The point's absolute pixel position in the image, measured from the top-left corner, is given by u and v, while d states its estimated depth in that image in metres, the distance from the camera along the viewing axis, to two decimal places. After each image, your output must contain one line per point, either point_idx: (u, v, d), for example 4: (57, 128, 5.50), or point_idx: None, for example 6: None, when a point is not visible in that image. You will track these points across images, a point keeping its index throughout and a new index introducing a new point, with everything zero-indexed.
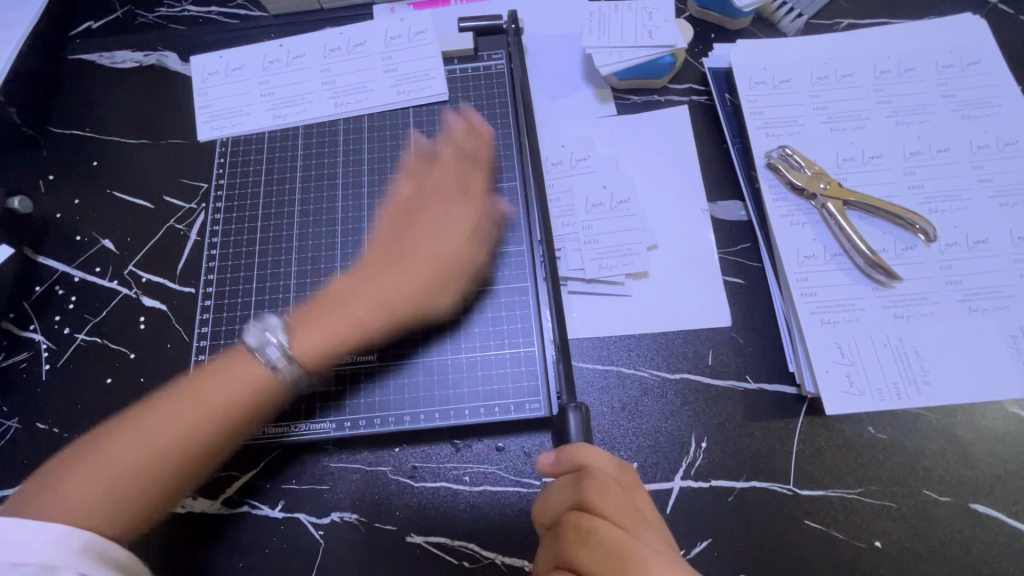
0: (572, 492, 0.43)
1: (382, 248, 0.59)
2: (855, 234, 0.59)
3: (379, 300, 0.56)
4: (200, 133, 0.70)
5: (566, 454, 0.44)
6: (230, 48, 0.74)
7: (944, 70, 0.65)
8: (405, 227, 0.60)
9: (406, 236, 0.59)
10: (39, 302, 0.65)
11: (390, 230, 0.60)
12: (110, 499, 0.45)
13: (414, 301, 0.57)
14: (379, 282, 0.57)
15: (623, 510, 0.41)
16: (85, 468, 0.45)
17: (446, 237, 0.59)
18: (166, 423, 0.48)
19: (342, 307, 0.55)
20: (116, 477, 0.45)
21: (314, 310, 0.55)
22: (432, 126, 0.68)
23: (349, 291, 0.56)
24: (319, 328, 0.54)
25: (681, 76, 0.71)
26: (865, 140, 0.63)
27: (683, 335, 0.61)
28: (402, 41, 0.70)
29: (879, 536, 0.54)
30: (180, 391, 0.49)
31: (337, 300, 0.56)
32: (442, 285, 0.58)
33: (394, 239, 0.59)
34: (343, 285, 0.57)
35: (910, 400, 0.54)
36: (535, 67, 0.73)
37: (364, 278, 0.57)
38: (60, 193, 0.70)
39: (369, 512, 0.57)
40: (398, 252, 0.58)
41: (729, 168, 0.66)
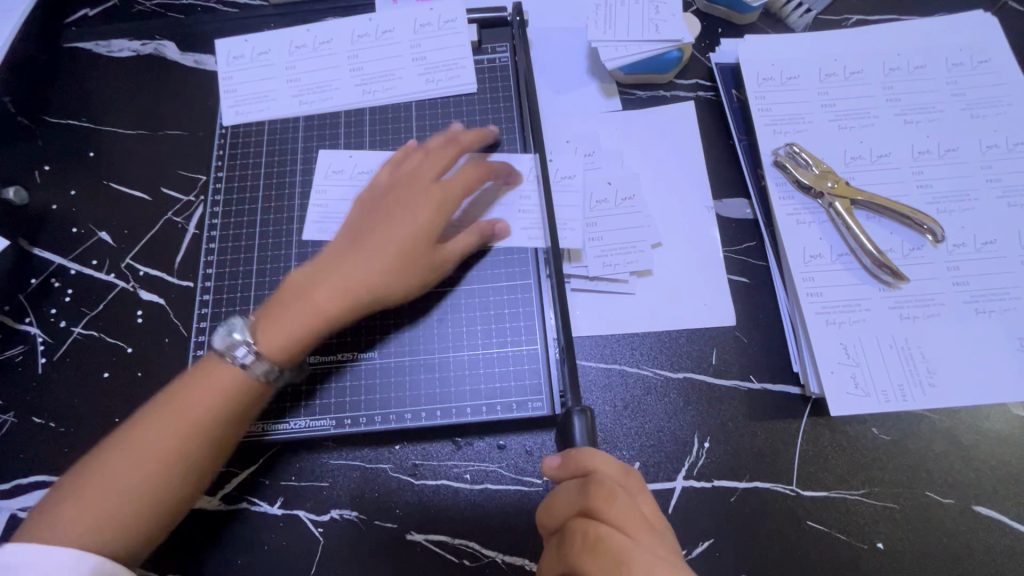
0: (579, 497, 0.42)
1: (349, 236, 0.56)
2: (862, 233, 0.58)
3: (343, 286, 0.53)
4: (224, 118, 0.68)
5: (574, 458, 0.44)
6: (256, 32, 0.71)
7: (953, 69, 0.64)
8: (373, 214, 0.57)
9: (369, 224, 0.56)
10: (35, 294, 0.65)
11: (358, 220, 0.57)
12: (101, 528, 0.45)
13: (369, 285, 0.53)
14: (337, 268, 0.53)
15: (631, 518, 0.40)
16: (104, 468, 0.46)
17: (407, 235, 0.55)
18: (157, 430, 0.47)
19: (304, 297, 0.52)
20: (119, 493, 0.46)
21: (279, 298, 0.53)
22: (435, 119, 0.67)
23: (312, 281, 0.53)
24: (283, 318, 0.51)
25: (687, 71, 0.70)
26: (873, 138, 0.62)
27: (687, 335, 0.60)
28: (431, 28, 0.68)
29: (881, 538, 0.53)
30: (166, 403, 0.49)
31: (299, 290, 0.53)
32: (407, 272, 0.55)
33: (361, 231, 0.56)
34: (304, 277, 0.54)
35: (915, 402, 0.53)
36: (540, 61, 0.72)
37: (324, 268, 0.54)
38: (55, 184, 0.69)
39: (369, 509, 0.56)
40: (354, 241, 0.55)
41: (735, 165, 0.66)
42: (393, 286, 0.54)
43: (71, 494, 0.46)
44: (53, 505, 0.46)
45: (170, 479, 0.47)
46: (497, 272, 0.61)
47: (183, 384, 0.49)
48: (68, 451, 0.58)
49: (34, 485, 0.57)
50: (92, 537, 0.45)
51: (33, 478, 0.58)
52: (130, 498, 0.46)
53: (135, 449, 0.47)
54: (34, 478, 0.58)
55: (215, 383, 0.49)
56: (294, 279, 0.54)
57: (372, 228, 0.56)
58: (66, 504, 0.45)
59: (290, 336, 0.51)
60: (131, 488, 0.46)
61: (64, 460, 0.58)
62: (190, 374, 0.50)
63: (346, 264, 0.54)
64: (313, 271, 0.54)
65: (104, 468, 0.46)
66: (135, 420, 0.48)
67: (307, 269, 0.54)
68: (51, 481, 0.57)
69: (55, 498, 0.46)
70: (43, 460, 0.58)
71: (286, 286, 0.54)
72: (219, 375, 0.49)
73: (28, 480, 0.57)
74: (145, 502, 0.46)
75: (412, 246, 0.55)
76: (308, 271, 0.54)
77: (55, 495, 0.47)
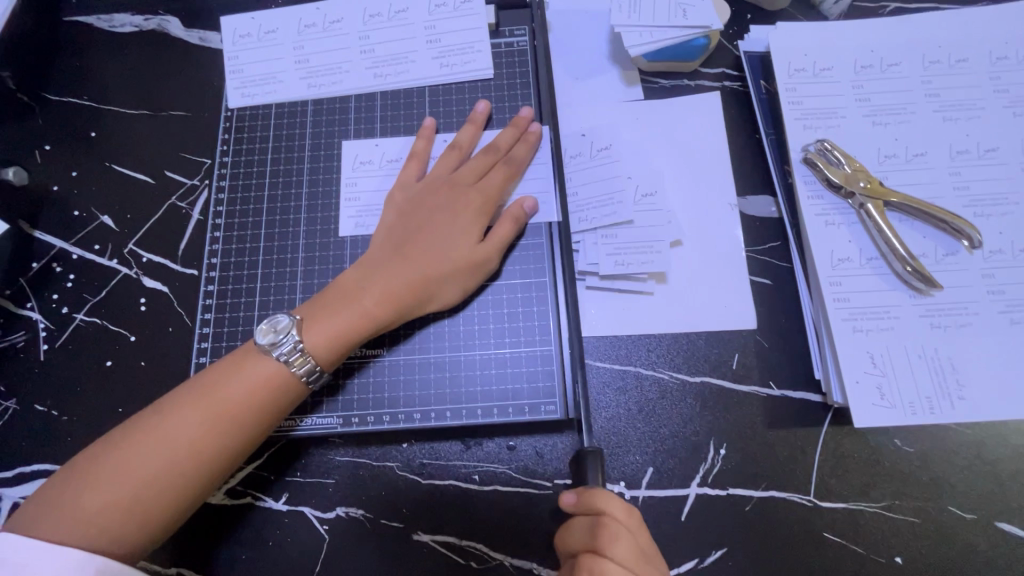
0: (586, 535, 0.42)
1: (389, 238, 0.56)
2: (895, 237, 0.56)
3: (389, 293, 0.53)
4: (229, 100, 0.66)
5: (580, 495, 0.43)
6: (262, 9, 0.68)
7: (998, 62, 0.61)
8: (415, 216, 0.57)
9: (413, 228, 0.56)
10: (36, 279, 0.63)
11: (397, 221, 0.57)
12: (115, 523, 0.44)
13: (415, 291, 0.54)
14: (386, 272, 0.54)
15: (634, 557, 0.40)
16: (130, 458, 0.46)
17: (451, 242, 0.55)
18: (189, 428, 0.47)
19: (352, 302, 0.52)
20: (145, 486, 0.45)
21: (325, 299, 0.53)
22: (448, 105, 0.64)
23: (360, 284, 0.53)
24: (334, 319, 0.51)
25: (714, 59, 0.67)
26: (909, 136, 0.59)
27: (706, 337, 0.58)
28: (446, 9, 0.65)
29: (900, 552, 0.52)
30: (197, 399, 0.48)
31: (346, 294, 0.53)
32: (454, 278, 0.55)
33: (403, 233, 0.56)
34: (351, 280, 0.54)
35: (943, 415, 0.52)
36: (559, 46, 0.69)
37: (370, 272, 0.54)
38: (56, 165, 0.67)
39: (375, 508, 0.55)
40: (399, 245, 0.55)
41: (761, 161, 0.63)
42: (438, 292, 0.55)
43: (89, 481, 0.45)
44: (64, 491, 0.45)
45: (189, 475, 0.46)
46: (511, 267, 0.59)
47: (220, 381, 0.49)
48: (70, 441, 0.57)
49: (36, 474, 0.56)
50: (105, 533, 0.44)
51: (36, 467, 0.57)
52: (156, 493, 0.46)
53: (156, 443, 0.46)
54: (36, 467, 0.57)
55: (242, 382, 0.49)
56: (339, 283, 0.54)
57: (416, 233, 0.56)
58: (78, 493, 0.45)
59: (336, 342, 0.51)
60: (152, 488, 0.45)
61: (65, 449, 0.57)
62: (228, 370, 0.50)
63: (394, 269, 0.54)
64: (367, 271, 0.54)
65: (120, 457, 0.46)
66: (160, 413, 0.48)
67: (355, 271, 0.54)
68: (52, 470, 0.56)
69: (67, 485, 0.45)
70: (44, 449, 0.57)
71: (333, 288, 0.54)
72: (250, 371, 0.49)
73: (30, 469, 0.57)
74: (162, 499, 0.46)
75: (457, 253, 0.55)
76: (354, 275, 0.54)
77: (65, 481, 0.46)
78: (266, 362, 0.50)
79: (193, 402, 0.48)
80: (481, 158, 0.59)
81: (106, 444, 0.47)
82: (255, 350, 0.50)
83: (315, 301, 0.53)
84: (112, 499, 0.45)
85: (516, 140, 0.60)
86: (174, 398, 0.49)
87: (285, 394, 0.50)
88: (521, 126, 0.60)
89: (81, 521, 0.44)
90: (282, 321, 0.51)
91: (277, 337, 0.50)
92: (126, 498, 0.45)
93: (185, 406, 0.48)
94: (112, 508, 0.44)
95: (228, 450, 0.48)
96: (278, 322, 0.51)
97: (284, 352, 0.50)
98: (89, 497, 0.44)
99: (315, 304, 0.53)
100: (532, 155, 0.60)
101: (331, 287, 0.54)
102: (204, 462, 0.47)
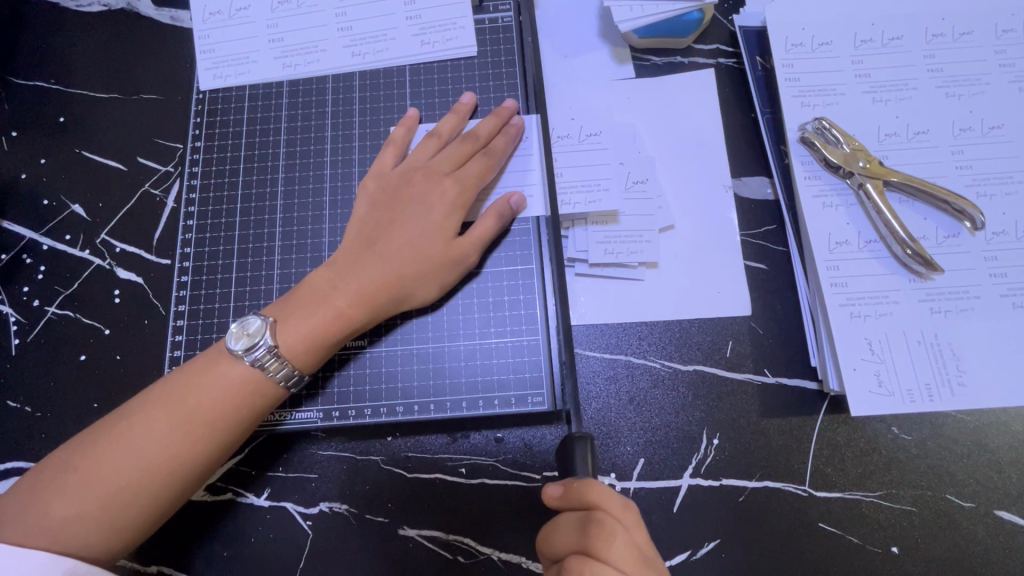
0: (577, 535, 0.39)
1: (363, 232, 0.54)
2: (894, 219, 0.54)
3: (365, 292, 0.51)
4: (201, 82, 0.63)
5: (574, 492, 0.41)
6: None
7: (1003, 35, 0.58)
8: (389, 210, 0.54)
9: (386, 223, 0.54)
10: (6, 272, 0.61)
11: (371, 214, 0.55)
12: (85, 530, 0.43)
13: (392, 289, 0.51)
14: (358, 271, 0.51)
15: (630, 558, 0.38)
16: (99, 463, 0.44)
17: (426, 236, 0.53)
18: (161, 432, 0.45)
19: (326, 302, 0.50)
20: (114, 492, 0.44)
21: (295, 299, 0.51)
22: (431, 85, 0.61)
23: (333, 284, 0.51)
24: (307, 320, 0.49)
25: (707, 35, 0.64)
26: (910, 113, 0.57)
27: (699, 325, 0.56)
28: None
29: (896, 542, 0.51)
30: (169, 402, 0.46)
31: (319, 294, 0.51)
32: (431, 276, 0.53)
33: (377, 227, 0.54)
34: (325, 279, 0.51)
35: (942, 402, 0.50)
36: (546, 22, 0.66)
37: (344, 269, 0.52)
38: (24, 152, 0.64)
39: (360, 503, 0.54)
40: (372, 240, 0.53)
41: (757, 140, 0.61)
42: (415, 290, 0.52)
43: (57, 486, 0.44)
44: (31, 498, 0.44)
45: (161, 480, 0.45)
46: (496, 255, 0.57)
47: (194, 384, 0.47)
48: (44, 438, 0.55)
49: (9, 472, 0.55)
50: (75, 540, 0.43)
51: (10, 465, 0.55)
52: (126, 499, 0.44)
53: (126, 446, 0.45)
54: (10, 465, 0.55)
55: (216, 385, 0.47)
56: (309, 282, 0.52)
57: (390, 228, 0.53)
58: (46, 500, 0.43)
59: (311, 345, 0.49)
60: (121, 495, 0.44)
61: (39, 446, 0.55)
62: (201, 372, 0.48)
63: (367, 267, 0.52)
64: (341, 268, 0.52)
65: (88, 461, 0.44)
66: (131, 416, 0.46)
67: (327, 270, 0.52)
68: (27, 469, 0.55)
69: (36, 490, 0.44)
70: (18, 447, 0.55)
71: (305, 286, 0.51)
72: (222, 373, 0.47)
73: (3, 467, 0.55)
74: (133, 506, 0.44)
75: (432, 248, 0.53)
76: (327, 273, 0.52)
77: (33, 486, 0.44)
78: (238, 365, 0.48)
79: (165, 406, 0.46)
80: (460, 144, 0.56)
81: (75, 448, 0.46)
82: (227, 354, 0.48)
83: (284, 300, 0.51)
84: (79, 506, 0.43)
85: (496, 128, 0.57)
86: (144, 399, 0.47)
87: (262, 395, 0.48)
88: (502, 117, 0.58)
89: (51, 527, 0.43)
90: (254, 324, 0.49)
91: (252, 341, 0.48)
92: (94, 504, 0.43)
93: (156, 411, 0.46)
94: (81, 514, 0.43)
95: (201, 453, 0.46)
96: (250, 324, 0.48)
97: (259, 357, 0.48)
98: (58, 503, 0.43)
99: (287, 303, 0.51)
100: (513, 148, 0.57)
101: (302, 285, 0.52)
102: (177, 467, 0.45)
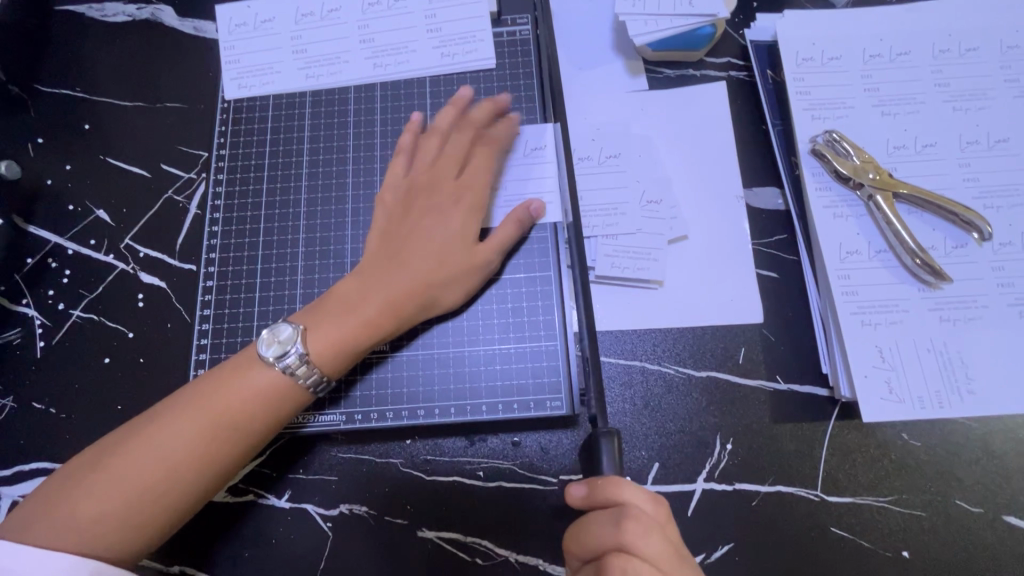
0: (609, 532, 0.40)
1: (387, 242, 0.55)
2: (904, 230, 0.55)
3: (391, 300, 0.52)
4: (226, 91, 0.64)
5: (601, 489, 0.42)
6: None
7: (1008, 51, 0.60)
8: (412, 219, 0.55)
9: (408, 233, 0.55)
10: (32, 275, 0.62)
11: (394, 224, 0.56)
12: (113, 529, 0.44)
13: (418, 297, 0.53)
14: (384, 279, 0.53)
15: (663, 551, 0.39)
16: (127, 464, 0.45)
17: (448, 244, 0.54)
18: (188, 435, 0.46)
19: (354, 310, 0.51)
20: (142, 492, 0.45)
21: (322, 306, 0.52)
22: (450, 96, 0.63)
23: (360, 292, 0.52)
24: (335, 328, 0.50)
25: (720, 48, 0.66)
26: (918, 126, 0.59)
27: (712, 332, 0.57)
28: None
29: (906, 546, 0.52)
30: (195, 405, 0.47)
31: (346, 302, 0.52)
32: (454, 283, 0.54)
33: (401, 236, 0.55)
34: (351, 288, 0.52)
35: (952, 409, 0.51)
36: (562, 35, 0.68)
37: (370, 278, 0.53)
38: (50, 158, 0.65)
39: (379, 505, 0.55)
40: (396, 249, 0.54)
41: (768, 152, 0.62)
42: (440, 296, 0.54)
43: (85, 487, 0.45)
44: (60, 498, 0.45)
45: (185, 481, 0.46)
46: (515, 262, 0.58)
47: (220, 387, 0.48)
48: (69, 439, 0.56)
49: (35, 472, 0.56)
50: (103, 539, 0.44)
51: (35, 465, 0.56)
52: (154, 499, 0.45)
53: (150, 449, 0.46)
54: (35, 465, 0.56)
55: (241, 388, 0.48)
56: (335, 290, 0.53)
57: (413, 237, 0.54)
58: (74, 500, 0.44)
59: (341, 353, 0.50)
60: (149, 496, 0.45)
61: (64, 447, 0.56)
62: (227, 376, 0.49)
63: (393, 275, 0.53)
64: (367, 277, 0.53)
65: (112, 465, 0.45)
66: (158, 418, 0.47)
67: (355, 278, 0.53)
68: (51, 469, 0.56)
69: (59, 495, 0.45)
70: (43, 448, 0.56)
71: (332, 295, 0.52)
72: (248, 377, 0.49)
73: (28, 468, 0.56)
74: (159, 506, 0.45)
75: (455, 256, 0.54)
76: (354, 282, 0.53)
77: (62, 487, 0.45)
78: (270, 372, 0.49)
79: (192, 409, 0.47)
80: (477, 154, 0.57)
81: (102, 449, 0.47)
82: (258, 360, 0.49)
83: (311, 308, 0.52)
84: (107, 506, 0.44)
85: (510, 139, 0.59)
86: (167, 405, 0.48)
87: (286, 398, 0.49)
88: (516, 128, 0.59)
89: (79, 526, 0.43)
90: (285, 331, 0.50)
91: (283, 348, 0.49)
92: (122, 504, 0.44)
93: (183, 413, 0.47)
94: (108, 514, 0.44)
95: (223, 455, 0.47)
96: (281, 332, 0.50)
97: (290, 364, 0.49)
98: (86, 503, 0.44)
99: (315, 312, 0.52)
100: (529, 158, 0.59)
101: (328, 294, 0.53)
102: (203, 468, 0.46)
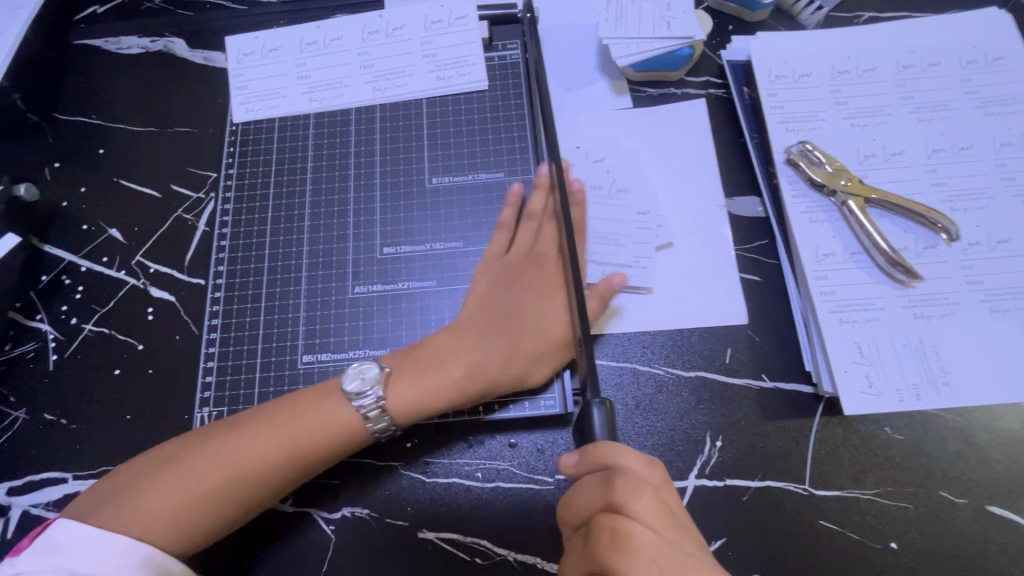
0: (601, 491, 0.41)
1: (483, 306, 0.58)
2: (876, 232, 0.58)
3: (480, 371, 0.54)
4: (234, 115, 0.68)
5: (592, 455, 0.42)
6: (266, 29, 0.71)
7: (967, 66, 0.64)
8: (507, 287, 0.58)
9: (506, 303, 0.57)
10: (46, 292, 0.64)
11: (490, 287, 0.58)
12: (170, 528, 0.47)
13: (507, 372, 0.55)
14: (477, 345, 0.55)
15: (656, 514, 0.40)
16: (197, 466, 0.49)
17: (546, 322, 0.56)
18: (260, 448, 0.50)
19: (441, 371, 0.54)
20: (202, 497, 0.48)
21: (411, 358, 0.55)
22: (445, 115, 0.67)
23: (450, 354, 0.55)
24: (418, 386, 0.53)
25: (698, 68, 0.70)
26: (886, 136, 0.62)
27: (698, 334, 0.60)
28: (441, 25, 0.68)
29: (894, 538, 0.53)
30: (276, 419, 0.51)
31: (435, 362, 0.54)
32: (547, 361, 0.56)
33: (499, 302, 0.57)
34: (441, 346, 0.55)
35: (930, 401, 0.53)
36: (551, 58, 0.72)
37: (465, 343, 0.55)
38: (65, 181, 0.69)
39: (380, 507, 0.56)
40: (496, 319, 0.57)
41: (747, 163, 0.66)
42: (531, 374, 0.55)
43: (152, 481, 0.49)
44: (128, 486, 0.48)
45: (250, 492, 0.49)
46: None
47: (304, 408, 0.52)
48: (77, 448, 0.58)
49: (43, 483, 0.57)
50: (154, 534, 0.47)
51: (44, 475, 0.57)
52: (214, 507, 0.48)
53: (210, 461, 0.49)
54: (43, 476, 0.57)
55: (327, 413, 0.52)
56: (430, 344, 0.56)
57: (512, 309, 0.57)
58: (141, 492, 0.48)
59: (416, 411, 0.53)
60: (207, 504, 0.48)
61: (72, 456, 0.58)
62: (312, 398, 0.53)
63: (489, 345, 0.55)
64: (461, 342, 0.55)
65: (176, 474, 0.49)
66: (238, 425, 0.51)
67: (445, 338, 0.56)
68: (61, 478, 0.57)
69: (114, 507, 0.48)
70: (52, 457, 0.58)
71: (423, 349, 0.55)
72: (334, 404, 0.52)
73: (38, 478, 0.57)
74: (217, 515, 0.49)
75: (554, 334, 0.56)
76: (445, 341, 0.56)
77: (130, 477, 0.49)
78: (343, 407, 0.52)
79: (273, 424, 0.51)
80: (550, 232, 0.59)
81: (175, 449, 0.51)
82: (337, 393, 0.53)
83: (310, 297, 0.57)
84: (167, 504, 0.47)
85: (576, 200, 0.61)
86: (211, 430, 0.51)
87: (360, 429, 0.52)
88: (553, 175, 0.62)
89: (139, 515, 0.47)
90: (370, 370, 0.54)
91: (362, 388, 0.53)
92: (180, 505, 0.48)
93: (260, 426, 0.51)
94: (165, 511, 0.47)
95: (274, 470, 0.50)
96: (367, 371, 0.53)
97: (365, 404, 0.52)
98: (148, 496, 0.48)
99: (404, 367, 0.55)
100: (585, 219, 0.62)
101: (417, 346, 0.56)
102: (269, 482, 0.50)
